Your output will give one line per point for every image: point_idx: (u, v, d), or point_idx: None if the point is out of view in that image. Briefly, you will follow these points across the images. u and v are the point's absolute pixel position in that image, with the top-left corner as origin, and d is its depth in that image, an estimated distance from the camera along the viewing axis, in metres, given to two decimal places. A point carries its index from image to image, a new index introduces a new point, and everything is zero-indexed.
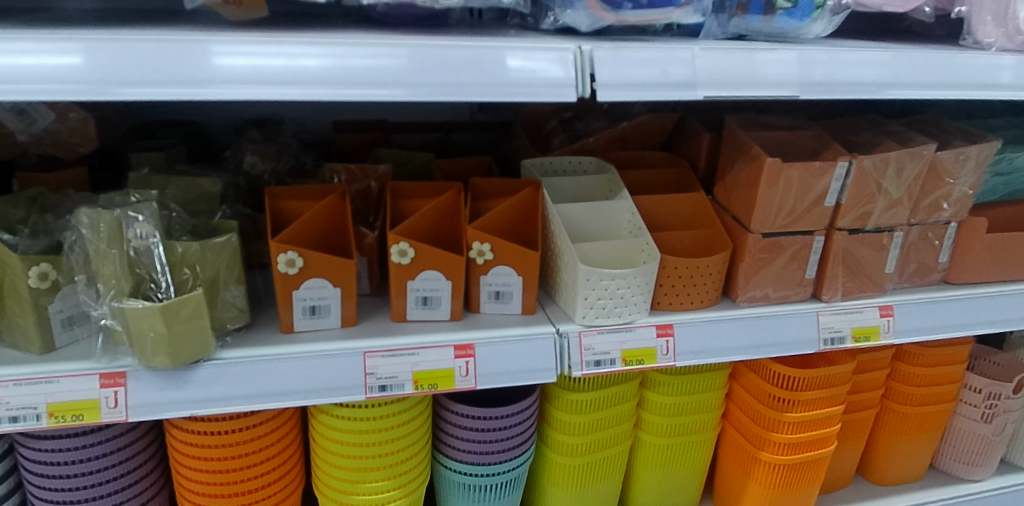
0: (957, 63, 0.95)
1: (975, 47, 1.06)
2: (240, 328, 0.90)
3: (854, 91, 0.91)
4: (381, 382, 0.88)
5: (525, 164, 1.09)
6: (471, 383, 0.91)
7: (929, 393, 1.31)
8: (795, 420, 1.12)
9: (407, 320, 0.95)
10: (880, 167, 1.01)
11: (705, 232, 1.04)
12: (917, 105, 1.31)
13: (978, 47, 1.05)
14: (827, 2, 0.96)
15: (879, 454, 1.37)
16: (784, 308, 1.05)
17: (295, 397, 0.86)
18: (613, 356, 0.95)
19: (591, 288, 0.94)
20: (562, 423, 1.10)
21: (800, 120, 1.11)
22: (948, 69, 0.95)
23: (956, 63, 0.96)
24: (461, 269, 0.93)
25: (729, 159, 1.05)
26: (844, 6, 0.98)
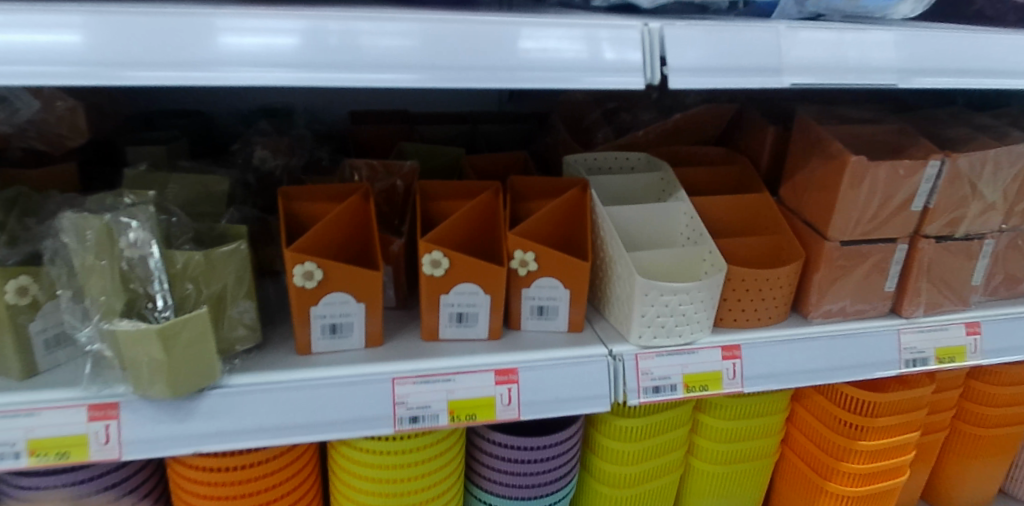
0: None
1: None
2: (249, 350, 0.78)
3: (959, 79, 0.79)
4: (412, 413, 0.77)
5: (568, 160, 0.97)
6: (513, 413, 0.79)
7: (1005, 414, 1.18)
8: (867, 448, 1.00)
9: (439, 339, 0.83)
10: (977, 166, 0.88)
11: (773, 239, 0.92)
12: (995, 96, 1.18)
13: None
14: None
15: (945, 478, 1.25)
16: (860, 326, 0.93)
17: (311, 432, 0.74)
18: (674, 382, 0.84)
19: (649, 304, 0.82)
20: (608, 451, 0.98)
21: (877, 112, 0.98)
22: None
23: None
24: (502, 282, 0.82)
25: (800, 155, 0.93)
26: None
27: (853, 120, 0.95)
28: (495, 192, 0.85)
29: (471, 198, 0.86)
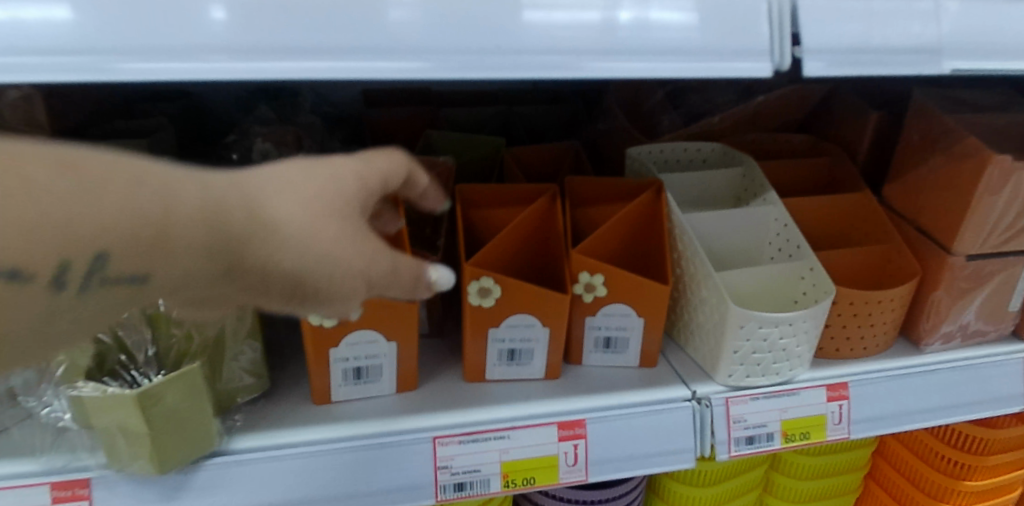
0: None
1: None
2: (253, 401, 0.63)
3: None
4: (457, 479, 0.61)
5: (631, 154, 0.80)
6: (580, 475, 0.65)
7: None
8: (975, 490, 0.86)
9: (485, 379, 0.68)
10: None
11: (882, 250, 0.77)
12: None
13: None
14: None
15: None
16: (982, 354, 0.78)
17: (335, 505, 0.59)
18: (770, 431, 0.69)
19: (744, 339, 0.67)
20: (676, 496, 0.83)
21: (1001, 96, 0.82)
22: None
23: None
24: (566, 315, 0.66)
25: (918, 149, 0.77)
26: None
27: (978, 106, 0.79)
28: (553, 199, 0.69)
29: (522, 205, 0.70)
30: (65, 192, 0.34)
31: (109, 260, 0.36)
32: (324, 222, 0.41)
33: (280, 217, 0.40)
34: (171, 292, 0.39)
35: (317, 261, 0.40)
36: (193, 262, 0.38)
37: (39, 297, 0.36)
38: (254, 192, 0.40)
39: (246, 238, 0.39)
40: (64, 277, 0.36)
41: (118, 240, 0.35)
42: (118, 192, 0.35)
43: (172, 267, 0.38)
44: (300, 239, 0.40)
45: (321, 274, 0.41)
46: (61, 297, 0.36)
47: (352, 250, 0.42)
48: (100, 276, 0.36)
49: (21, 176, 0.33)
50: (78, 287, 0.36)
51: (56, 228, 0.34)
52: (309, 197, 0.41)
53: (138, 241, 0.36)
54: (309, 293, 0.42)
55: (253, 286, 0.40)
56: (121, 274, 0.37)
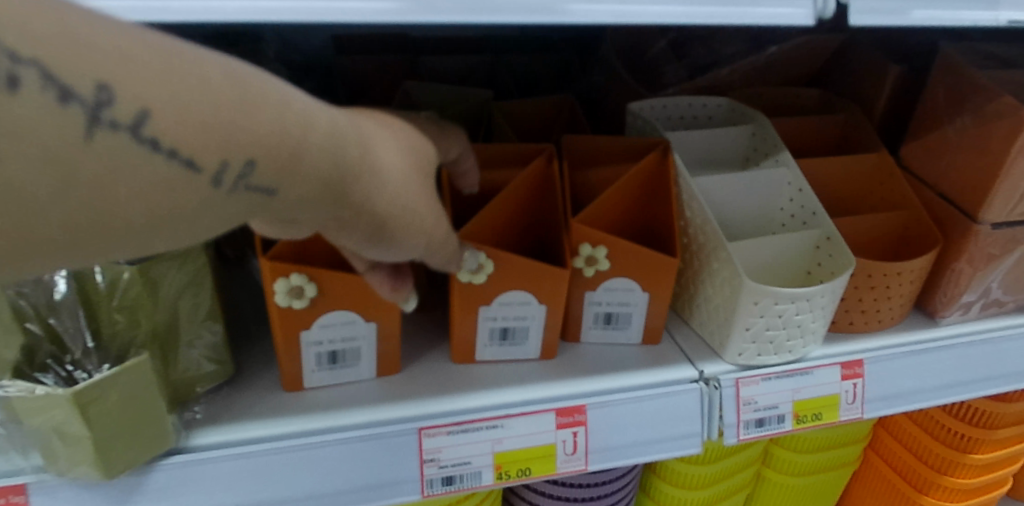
0: None
1: None
2: (215, 389, 0.56)
3: None
4: (446, 473, 0.56)
5: (632, 110, 0.73)
6: (580, 464, 0.59)
7: None
8: (980, 462, 0.83)
9: (475, 361, 0.62)
10: None
11: (901, 217, 0.71)
12: None
13: None
14: None
15: None
16: (998, 327, 0.74)
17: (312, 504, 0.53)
18: (781, 412, 0.64)
19: (757, 315, 0.61)
20: (674, 473, 0.78)
21: None
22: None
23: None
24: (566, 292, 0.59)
25: (944, 109, 0.71)
26: None
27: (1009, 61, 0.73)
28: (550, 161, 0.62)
29: (516, 167, 0.62)
30: (232, 91, 0.29)
31: (258, 169, 0.31)
32: (409, 174, 0.39)
33: (385, 163, 0.37)
34: (278, 213, 0.34)
35: (401, 212, 0.39)
36: (320, 188, 0.34)
37: (189, 195, 0.30)
38: (364, 131, 0.37)
39: (364, 173, 0.36)
40: (221, 176, 0.30)
41: (271, 148, 0.31)
42: (275, 103, 0.31)
43: (301, 189, 0.34)
44: (396, 185, 0.38)
45: (403, 222, 0.39)
46: (207, 197, 0.31)
47: (428, 210, 0.41)
48: (246, 185, 0.31)
49: (187, 67, 0.28)
50: (222, 188, 0.31)
51: (224, 128, 0.29)
52: (399, 151, 0.40)
53: (286, 154, 0.32)
54: (383, 239, 0.39)
55: (342, 223, 0.37)
56: (261, 185, 0.32)
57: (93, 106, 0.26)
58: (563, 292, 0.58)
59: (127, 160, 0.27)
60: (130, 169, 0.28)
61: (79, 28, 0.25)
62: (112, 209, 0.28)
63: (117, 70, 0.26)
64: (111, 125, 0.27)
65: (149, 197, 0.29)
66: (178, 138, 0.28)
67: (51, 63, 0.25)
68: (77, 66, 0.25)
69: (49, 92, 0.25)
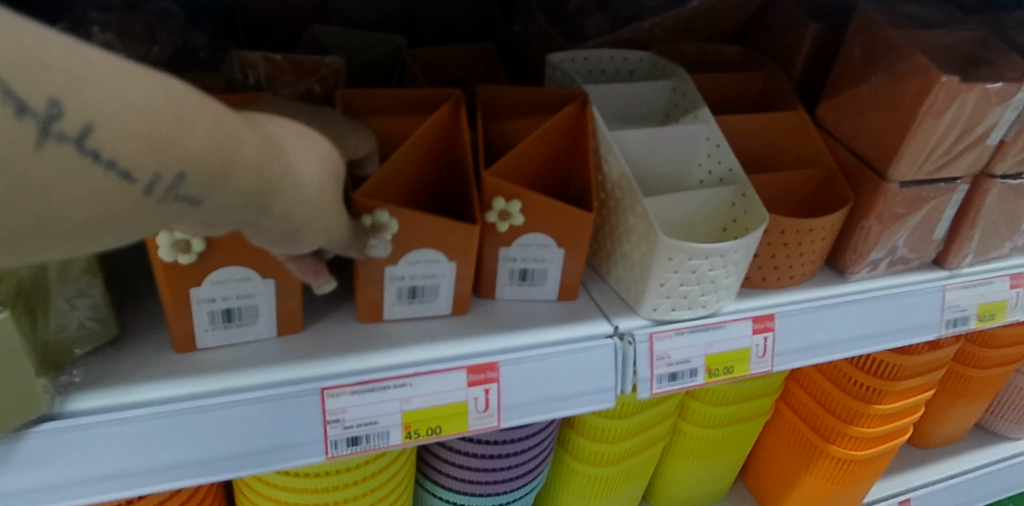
0: None
1: None
2: (95, 352, 0.52)
3: None
4: (351, 433, 0.53)
5: (552, 62, 0.71)
6: (492, 422, 0.57)
7: (1001, 355, 1.09)
8: (883, 412, 0.86)
9: (382, 321, 0.59)
10: None
11: (813, 175, 0.72)
12: None
13: None
14: None
15: (928, 419, 1.16)
16: (904, 282, 0.76)
17: (215, 468, 0.50)
18: (694, 367, 0.64)
19: (671, 271, 0.61)
20: (592, 428, 0.79)
21: (942, 11, 0.77)
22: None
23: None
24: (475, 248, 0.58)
25: (858, 67, 0.72)
26: None
27: (920, 21, 0.74)
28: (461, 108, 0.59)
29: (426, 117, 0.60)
30: (174, 108, 0.29)
31: (188, 182, 0.31)
32: (327, 177, 0.39)
33: (307, 169, 0.37)
34: (205, 220, 0.34)
35: (317, 216, 0.39)
36: (245, 202, 0.34)
37: (120, 205, 0.30)
38: (286, 135, 0.37)
39: (287, 185, 0.36)
40: (153, 188, 0.30)
41: (203, 162, 0.31)
42: (211, 118, 0.31)
43: (228, 204, 0.34)
44: (314, 190, 0.38)
45: (310, 228, 0.39)
46: (136, 207, 0.30)
47: (335, 215, 0.41)
48: (174, 195, 0.31)
49: (131, 84, 0.28)
50: (150, 198, 0.30)
51: (164, 144, 0.29)
52: (320, 149, 0.39)
53: (218, 168, 0.32)
54: (291, 242, 0.39)
55: (260, 229, 0.37)
56: (188, 195, 0.32)
57: (42, 120, 0.26)
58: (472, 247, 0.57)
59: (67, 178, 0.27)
60: (67, 183, 0.27)
61: (30, 37, 0.25)
62: (49, 220, 0.28)
63: (70, 86, 0.26)
64: (59, 137, 0.26)
65: (81, 211, 0.28)
66: (116, 152, 0.28)
67: (9, 78, 0.25)
68: (33, 82, 0.25)
69: (9, 107, 0.25)
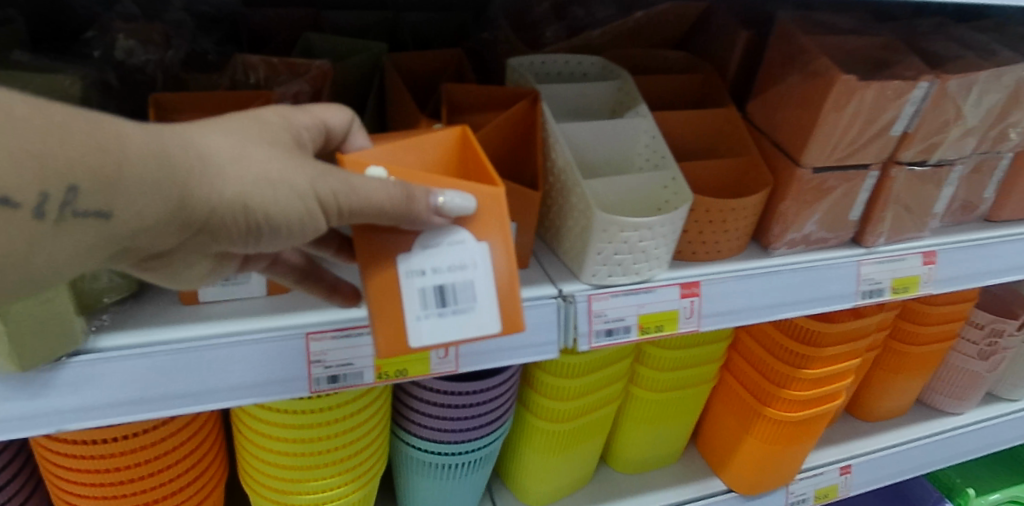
0: None
1: None
2: (120, 302, 0.64)
3: None
4: (331, 372, 0.64)
5: (513, 64, 0.82)
6: (450, 366, 0.69)
7: (937, 332, 1.19)
8: (811, 377, 0.97)
9: (413, 343, 0.55)
10: (964, 90, 0.79)
11: (738, 161, 0.83)
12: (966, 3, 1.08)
13: None
14: None
15: (871, 392, 1.27)
16: (823, 257, 0.87)
17: (183, 401, 0.61)
18: (628, 324, 0.76)
19: (607, 241, 0.72)
20: (549, 387, 0.89)
21: (858, 20, 0.87)
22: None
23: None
24: (499, 220, 0.54)
25: (777, 70, 0.82)
26: None
27: (835, 28, 0.84)
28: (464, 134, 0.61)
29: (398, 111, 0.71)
30: (38, 128, 0.37)
31: (81, 193, 0.39)
32: (253, 153, 0.45)
33: (213, 153, 0.44)
34: (133, 226, 0.42)
35: (259, 187, 0.45)
36: (153, 197, 0.41)
37: (24, 226, 0.39)
38: (184, 129, 0.44)
39: (195, 167, 0.43)
40: (45, 205, 0.39)
41: (86, 172, 0.39)
42: (82, 131, 0.39)
43: (135, 203, 0.41)
44: (233, 167, 0.44)
45: (260, 195, 0.45)
46: (45, 226, 0.39)
47: (295, 171, 0.46)
48: (75, 208, 0.39)
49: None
50: (53, 218, 0.39)
51: (37, 159, 0.38)
52: (236, 133, 0.46)
53: (104, 177, 0.39)
54: (253, 218, 0.45)
55: (206, 222, 0.44)
56: (91, 206, 0.40)
57: None
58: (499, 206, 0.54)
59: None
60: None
61: None
62: None
63: None
64: None
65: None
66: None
67: None
68: None
69: None
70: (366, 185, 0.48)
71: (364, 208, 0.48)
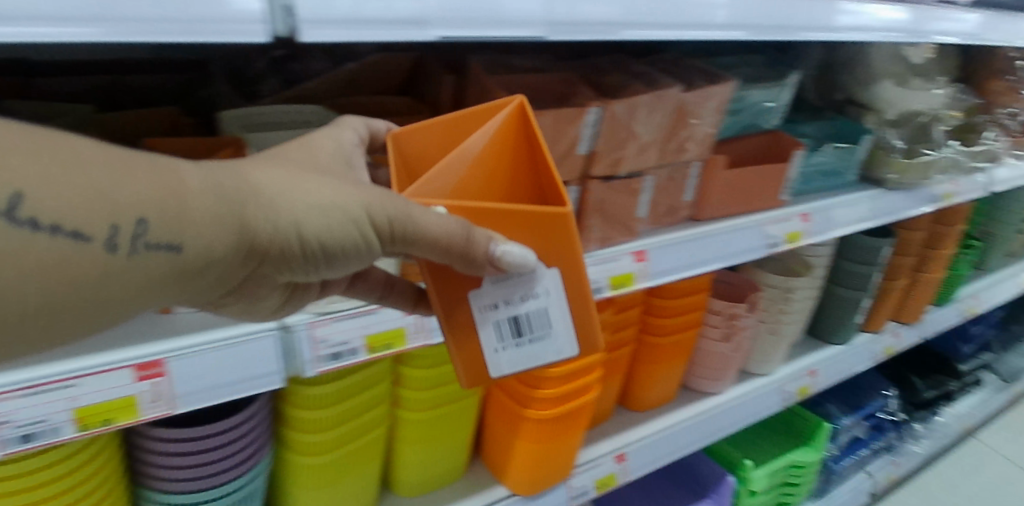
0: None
1: None
2: None
3: (599, 33, 0.81)
4: (23, 431, 0.65)
5: (224, 117, 0.85)
6: (163, 408, 0.70)
7: (680, 322, 1.35)
8: (558, 374, 1.07)
9: (499, 367, 0.70)
10: (631, 112, 0.94)
11: None
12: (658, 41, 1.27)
13: None
14: None
15: (638, 385, 1.41)
16: None
17: None
18: (354, 346, 0.81)
19: None
20: (301, 421, 0.91)
21: (545, 61, 1.01)
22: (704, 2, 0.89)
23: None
24: (564, 242, 0.67)
25: (475, 105, 0.92)
26: None
27: (522, 68, 0.96)
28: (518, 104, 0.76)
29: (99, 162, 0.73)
30: (108, 169, 0.51)
31: (148, 224, 0.52)
32: (307, 187, 0.59)
33: (266, 184, 0.58)
34: (200, 253, 0.55)
35: (317, 210, 0.59)
36: (215, 225, 0.55)
37: (91, 257, 0.51)
38: (243, 166, 0.58)
39: (247, 197, 0.57)
40: (116, 237, 0.51)
41: (152, 207, 0.52)
42: (145, 173, 0.52)
43: (196, 232, 0.55)
44: (282, 197, 0.58)
45: (312, 218, 0.59)
46: (119, 256, 0.52)
47: (349, 198, 0.60)
48: (145, 239, 0.52)
49: (80, 167, 0.50)
50: (127, 252, 0.52)
51: (97, 194, 0.50)
52: (285, 169, 0.60)
53: (167, 211, 0.52)
54: (309, 237, 0.60)
55: (258, 244, 0.58)
56: (159, 237, 0.53)
57: (7, 210, 0.47)
58: (567, 232, 0.66)
59: (50, 250, 0.48)
60: (51, 253, 0.49)
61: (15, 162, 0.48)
62: (70, 273, 0.51)
63: (27, 184, 0.48)
64: (30, 221, 0.47)
65: (81, 271, 0.51)
66: (67, 223, 0.48)
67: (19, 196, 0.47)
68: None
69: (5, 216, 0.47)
70: (425, 218, 0.60)
71: (424, 239, 0.61)
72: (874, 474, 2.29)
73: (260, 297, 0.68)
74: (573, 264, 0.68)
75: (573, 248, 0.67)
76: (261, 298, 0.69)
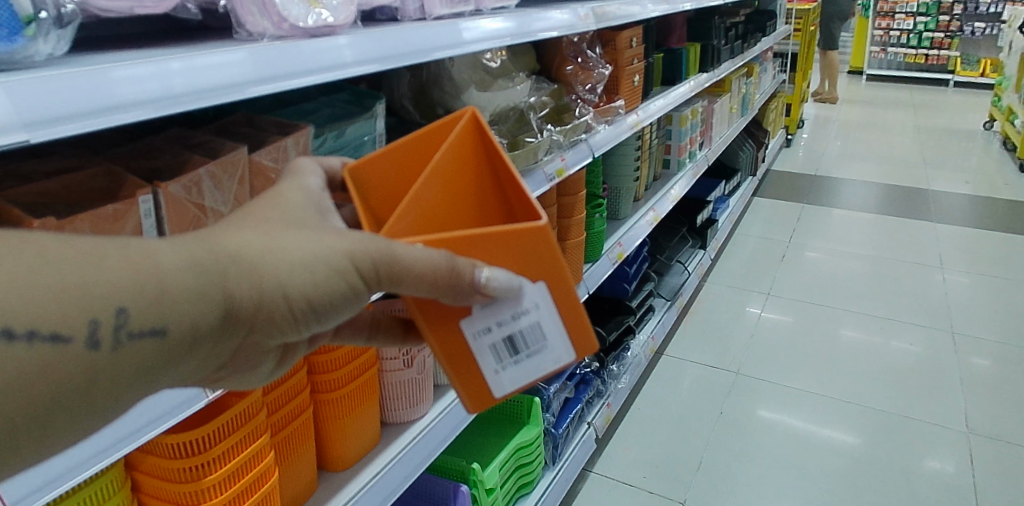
0: (215, 62, 0.84)
1: (250, 39, 1.03)
2: None
3: (106, 119, 0.73)
4: None
5: None
6: None
7: (348, 371, 1.32)
8: (216, 481, 0.99)
9: (500, 376, 0.85)
10: (192, 189, 0.89)
11: None
12: (230, 105, 1.26)
13: (252, 38, 1.02)
14: (38, 15, 0.76)
15: (333, 444, 1.34)
16: None
17: None
18: None
19: None
20: None
21: (78, 158, 0.94)
22: (250, 59, 0.89)
23: (265, 54, 0.91)
24: (545, 255, 0.80)
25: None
26: (68, 18, 0.81)
27: (49, 174, 0.89)
28: (469, 115, 0.94)
29: None
30: (88, 266, 0.56)
31: (128, 314, 0.58)
32: (287, 247, 0.67)
33: (245, 250, 0.65)
34: (178, 330, 0.62)
35: (294, 264, 0.67)
36: (196, 299, 0.62)
37: (76, 354, 0.56)
38: (222, 236, 0.65)
39: (228, 265, 0.64)
40: (99, 332, 0.57)
41: (129, 297, 0.58)
42: (122, 262, 0.58)
43: (177, 311, 0.61)
44: (263, 259, 0.66)
45: (290, 273, 0.67)
46: (106, 349, 0.58)
47: (335, 246, 0.69)
48: (124, 327, 0.58)
49: (51, 273, 0.55)
50: (110, 344, 0.58)
51: (80, 291, 0.56)
52: (266, 231, 0.68)
53: (145, 299, 0.59)
54: (293, 294, 0.67)
55: (241, 310, 0.65)
56: (136, 325, 0.58)
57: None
58: (546, 242, 0.79)
59: (31, 355, 0.53)
60: (34, 357, 0.53)
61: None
62: (46, 376, 0.55)
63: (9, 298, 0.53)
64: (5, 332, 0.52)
65: (65, 371, 0.56)
66: (43, 326, 0.53)
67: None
68: None
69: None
70: (410, 255, 0.70)
71: (411, 273, 0.70)
72: (594, 422, 2.49)
73: (252, 368, 0.75)
74: (556, 278, 0.82)
75: (553, 258, 0.80)
76: (253, 368, 0.75)
